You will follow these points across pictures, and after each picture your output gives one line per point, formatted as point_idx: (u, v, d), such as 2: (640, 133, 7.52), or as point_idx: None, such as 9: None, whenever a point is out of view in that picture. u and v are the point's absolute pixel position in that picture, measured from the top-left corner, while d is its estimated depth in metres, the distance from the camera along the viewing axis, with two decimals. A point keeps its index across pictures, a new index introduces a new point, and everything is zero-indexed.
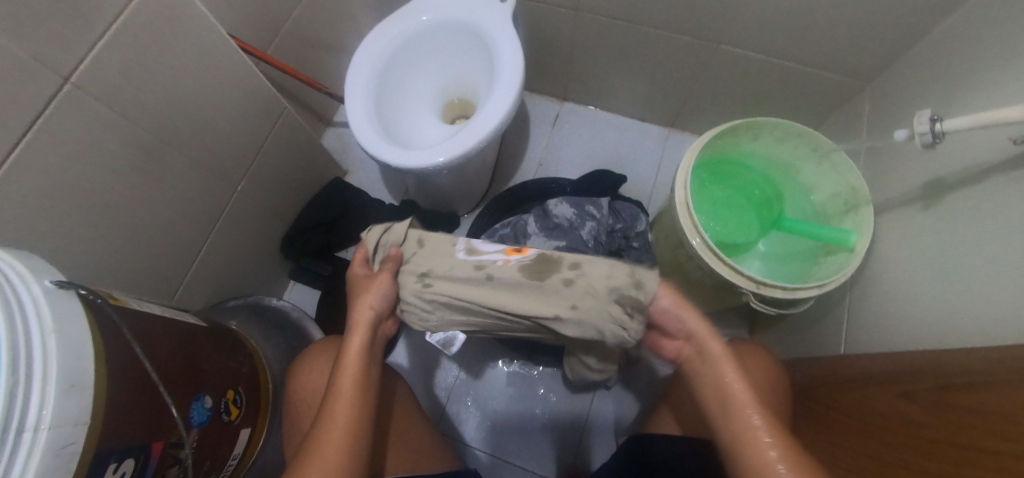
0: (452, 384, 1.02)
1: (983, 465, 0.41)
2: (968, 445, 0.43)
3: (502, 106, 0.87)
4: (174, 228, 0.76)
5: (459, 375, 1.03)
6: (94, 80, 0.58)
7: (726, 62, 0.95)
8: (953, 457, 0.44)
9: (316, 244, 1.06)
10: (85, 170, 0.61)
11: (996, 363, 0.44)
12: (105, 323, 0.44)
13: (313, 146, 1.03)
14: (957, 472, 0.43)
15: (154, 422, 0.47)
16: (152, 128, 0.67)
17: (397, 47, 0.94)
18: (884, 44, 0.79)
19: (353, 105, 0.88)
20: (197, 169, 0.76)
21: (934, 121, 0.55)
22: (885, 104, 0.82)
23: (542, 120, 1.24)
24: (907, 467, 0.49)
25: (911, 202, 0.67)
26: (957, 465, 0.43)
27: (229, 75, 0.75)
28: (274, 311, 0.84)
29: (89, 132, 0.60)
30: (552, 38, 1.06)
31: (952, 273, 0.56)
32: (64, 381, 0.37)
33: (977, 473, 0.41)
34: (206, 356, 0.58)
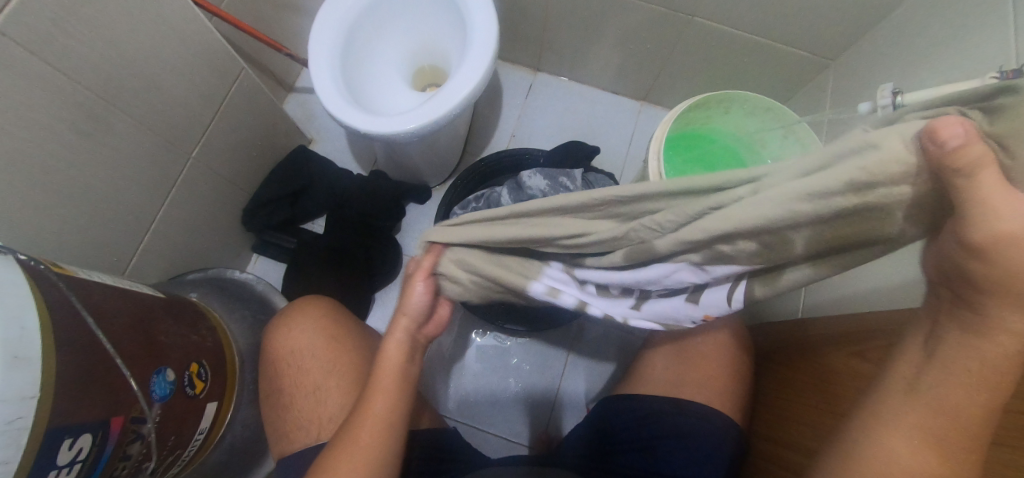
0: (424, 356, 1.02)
1: None
2: None
3: (476, 73, 0.84)
4: (123, 196, 0.71)
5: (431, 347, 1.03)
6: (21, 28, 0.52)
7: (698, 35, 0.95)
8: None
9: (281, 216, 1.02)
10: (16, 131, 0.55)
11: None
12: (51, 291, 0.41)
13: (275, 112, 0.98)
14: None
15: (113, 397, 0.44)
16: (94, 86, 0.62)
17: (363, 7, 0.89)
18: (850, 20, 0.81)
19: (318, 68, 0.84)
20: (145, 132, 0.71)
21: (896, 94, 0.57)
22: (849, 81, 0.85)
23: (515, 90, 1.22)
24: None
25: None
26: None
27: (178, 30, 0.69)
28: (237, 284, 0.80)
29: (17, 87, 0.54)
30: (526, 4, 1.03)
31: None
32: (7, 353, 0.34)
33: None
34: (166, 329, 0.55)
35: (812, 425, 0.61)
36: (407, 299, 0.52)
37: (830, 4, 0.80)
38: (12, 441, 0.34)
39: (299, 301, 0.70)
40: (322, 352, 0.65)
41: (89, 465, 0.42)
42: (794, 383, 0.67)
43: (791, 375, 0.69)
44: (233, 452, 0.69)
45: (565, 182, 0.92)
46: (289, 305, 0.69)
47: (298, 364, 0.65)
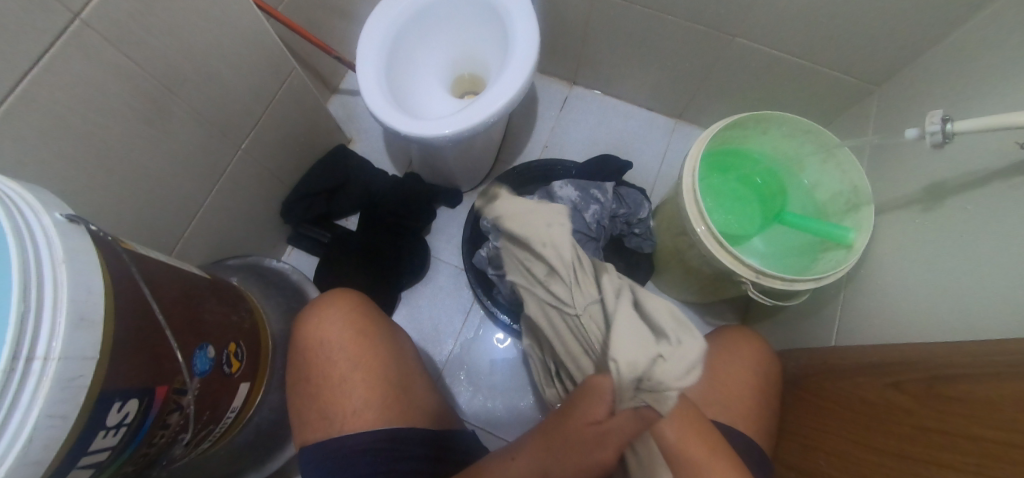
0: (447, 357, 1.05)
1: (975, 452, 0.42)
2: (958, 433, 0.45)
3: (516, 83, 0.86)
4: (177, 182, 0.75)
5: (455, 349, 1.05)
6: (104, 20, 0.56)
7: (740, 55, 0.95)
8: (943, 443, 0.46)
9: (317, 210, 1.05)
10: (89, 115, 0.59)
11: (987, 355, 0.45)
12: (115, 262, 0.44)
13: (319, 111, 1.02)
14: (950, 460, 0.44)
15: (160, 367, 0.47)
16: (160, 76, 0.66)
17: (411, 15, 0.93)
18: (896, 46, 0.80)
19: (364, 71, 0.87)
20: (202, 123, 0.75)
21: (946, 121, 0.56)
22: (893, 107, 0.84)
23: (551, 102, 1.24)
24: (896, 455, 0.51)
25: (912, 203, 0.69)
26: (949, 451, 0.45)
27: (240, 29, 0.73)
28: (273, 273, 0.83)
29: (95, 74, 0.58)
30: (567, 18, 1.05)
31: (949, 272, 0.58)
32: (74, 314, 0.37)
33: (970, 460, 0.43)
34: (210, 308, 0.57)
35: (843, 457, 0.59)
36: (573, 435, 0.44)
37: (877, 30, 0.79)
38: (73, 397, 0.36)
39: (328, 293, 0.71)
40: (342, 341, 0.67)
41: (133, 430, 0.44)
42: (824, 413, 0.65)
43: (821, 404, 0.67)
44: (259, 434, 0.71)
45: (597, 195, 0.93)
46: (318, 297, 0.72)
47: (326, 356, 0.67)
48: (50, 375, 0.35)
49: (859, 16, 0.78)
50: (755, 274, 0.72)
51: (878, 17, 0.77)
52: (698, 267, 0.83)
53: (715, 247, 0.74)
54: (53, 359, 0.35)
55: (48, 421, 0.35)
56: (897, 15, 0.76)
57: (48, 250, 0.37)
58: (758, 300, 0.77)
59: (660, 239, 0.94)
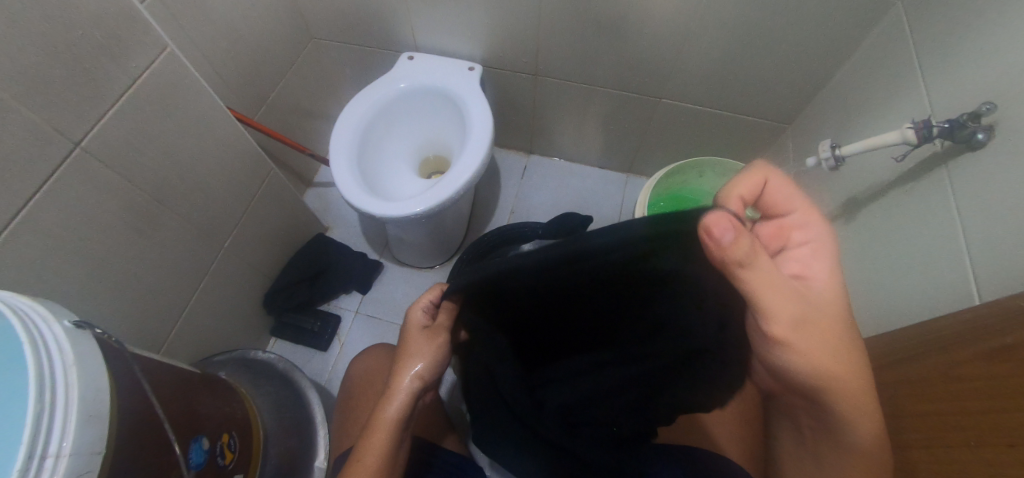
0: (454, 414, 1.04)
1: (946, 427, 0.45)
2: (925, 412, 0.48)
3: (476, 158, 0.96)
4: (164, 283, 0.78)
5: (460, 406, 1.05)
6: (101, 145, 0.63)
7: (669, 112, 1.09)
8: (913, 427, 0.49)
9: (299, 298, 1.09)
10: (83, 228, 0.64)
11: (929, 342, 0.51)
12: (116, 360, 0.47)
13: (297, 204, 1.09)
14: (926, 442, 0.47)
15: (157, 462, 0.48)
16: (150, 190, 0.72)
17: (376, 111, 1.04)
18: (793, 91, 0.94)
19: (336, 163, 0.95)
20: (188, 225, 0.80)
21: (833, 148, 0.65)
22: (801, 140, 0.96)
23: (511, 172, 1.35)
24: (876, 446, 0.53)
25: (833, 219, 0.78)
26: (922, 433, 0.48)
27: (225, 138, 0.82)
28: (261, 362, 0.84)
29: (92, 194, 0.64)
30: (516, 98, 1.19)
31: (876, 273, 0.65)
32: (83, 412, 0.40)
33: (947, 440, 0.45)
34: (203, 402, 0.59)
35: None
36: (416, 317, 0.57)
37: (774, 81, 0.94)
38: None
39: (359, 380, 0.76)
40: (377, 372, 0.78)
41: None
42: None
43: None
44: None
45: None
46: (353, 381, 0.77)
47: (367, 380, 0.78)
48: (62, 471, 0.37)
49: (756, 71, 0.93)
50: None
51: (772, 70, 0.92)
52: None
53: None
54: (64, 456, 0.38)
55: None
56: (785, 68, 0.91)
57: (59, 354, 0.41)
58: None
59: None
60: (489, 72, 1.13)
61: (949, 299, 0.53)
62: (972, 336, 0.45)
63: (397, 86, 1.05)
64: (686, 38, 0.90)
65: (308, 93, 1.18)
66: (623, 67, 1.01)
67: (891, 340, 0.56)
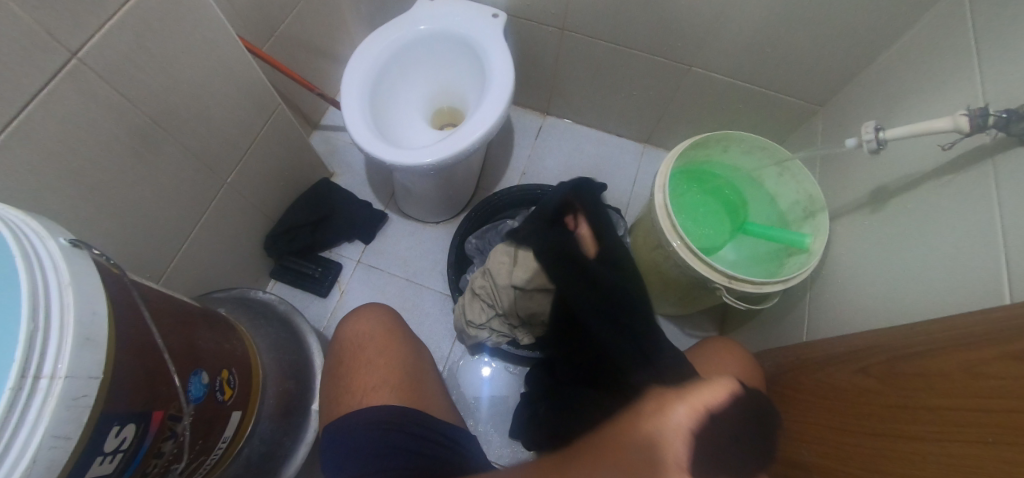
0: (452, 365, 1.06)
1: (958, 422, 0.45)
2: (937, 405, 0.48)
3: (494, 113, 0.92)
4: (163, 214, 0.76)
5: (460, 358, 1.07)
6: (99, 58, 0.59)
7: (697, 82, 1.04)
8: (923, 420, 0.48)
9: (301, 242, 1.07)
10: (78, 147, 0.60)
11: (949, 337, 0.50)
12: (116, 284, 0.45)
13: (303, 145, 1.05)
14: (935, 436, 0.46)
15: (156, 393, 0.47)
16: (151, 112, 0.68)
17: (393, 53, 0.98)
18: (832, 70, 0.90)
19: (348, 105, 0.91)
20: (189, 155, 0.76)
21: (877, 131, 0.63)
22: (834, 123, 0.92)
23: (526, 132, 1.30)
24: (881, 436, 0.53)
25: (859, 207, 0.75)
26: (931, 426, 0.47)
27: (231, 66, 0.77)
28: (261, 303, 0.83)
29: (89, 110, 0.60)
30: (538, 52, 1.13)
31: (900, 264, 0.63)
32: (79, 334, 0.38)
33: (958, 434, 0.44)
34: (203, 336, 0.57)
35: (816, 441, 0.62)
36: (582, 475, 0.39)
37: (814, 57, 0.89)
38: (77, 417, 0.37)
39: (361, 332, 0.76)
40: (370, 336, 0.77)
41: (130, 455, 0.44)
42: (796, 400, 0.68)
43: (795, 396, 0.70)
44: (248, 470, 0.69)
45: None
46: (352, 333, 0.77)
47: (358, 344, 0.76)
48: (56, 393, 0.35)
49: (797, 44, 0.88)
50: (728, 279, 0.77)
51: (814, 45, 0.87)
52: (676, 277, 0.88)
53: (691, 257, 0.79)
54: (59, 378, 0.36)
55: (53, 440, 0.35)
56: (828, 44, 0.86)
57: (53, 270, 0.39)
58: (733, 304, 0.81)
59: (638, 254, 0.97)
60: (513, 22, 1.07)
61: (978, 297, 0.52)
62: (1001, 334, 0.44)
63: (416, 28, 0.99)
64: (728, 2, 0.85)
65: (320, 27, 1.12)
66: (655, 28, 0.95)
67: (910, 334, 0.55)
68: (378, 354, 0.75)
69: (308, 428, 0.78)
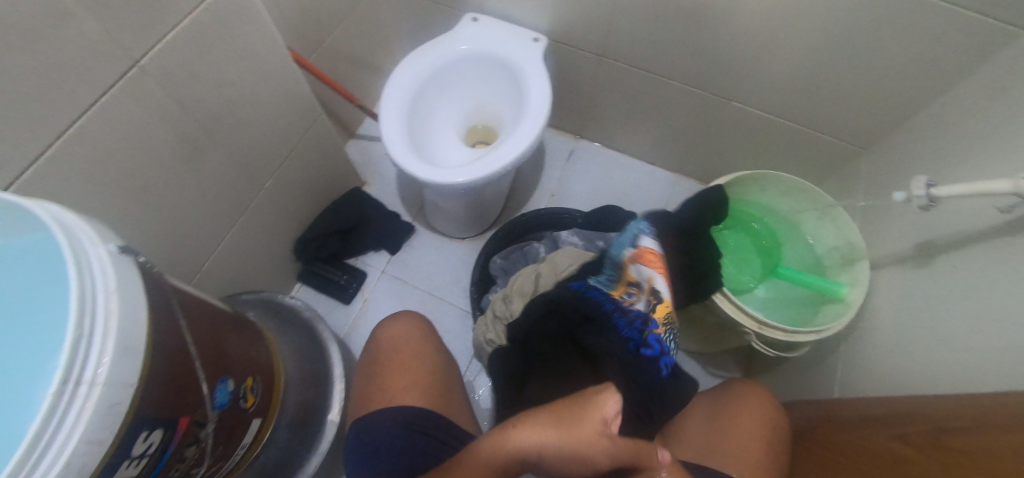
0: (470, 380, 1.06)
1: None
2: None
3: (528, 136, 0.92)
4: (201, 215, 0.78)
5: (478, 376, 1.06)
6: (157, 67, 0.61)
7: (736, 115, 1.02)
8: None
9: (329, 249, 1.08)
10: (130, 150, 0.63)
11: (995, 412, 0.47)
12: (156, 289, 0.46)
13: (339, 154, 1.07)
14: None
15: (184, 399, 0.48)
16: (200, 119, 0.70)
17: (433, 71, 1.00)
18: (879, 115, 0.87)
19: (386, 120, 0.92)
20: (232, 160, 0.79)
21: (929, 187, 0.60)
22: (878, 168, 0.89)
23: (557, 154, 1.30)
24: None
25: (902, 260, 0.72)
26: None
27: (278, 77, 0.79)
28: (287, 308, 0.84)
29: (144, 116, 0.63)
30: (575, 77, 1.13)
31: (944, 327, 0.60)
32: (120, 342, 0.39)
33: None
34: (232, 343, 0.59)
35: None
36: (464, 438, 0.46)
37: (860, 103, 0.87)
38: (110, 424, 0.38)
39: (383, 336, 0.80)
40: (401, 341, 0.78)
41: (153, 461, 0.45)
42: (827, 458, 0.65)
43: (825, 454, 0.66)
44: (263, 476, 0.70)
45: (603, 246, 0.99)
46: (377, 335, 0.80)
47: (390, 346, 0.78)
48: (94, 400, 0.36)
49: (844, 87, 0.86)
50: (758, 324, 0.75)
51: (862, 90, 0.84)
52: (702, 316, 0.86)
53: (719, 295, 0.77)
54: (97, 384, 0.37)
55: (86, 446, 0.36)
56: (876, 90, 0.83)
57: (102, 276, 0.40)
58: (761, 350, 0.79)
59: None
60: (552, 46, 1.07)
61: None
62: None
63: (457, 48, 1.01)
64: (776, 40, 0.83)
65: (364, 41, 1.14)
66: (697, 60, 0.94)
67: (953, 405, 0.52)
68: (408, 359, 0.76)
69: (324, 437, 0.78)
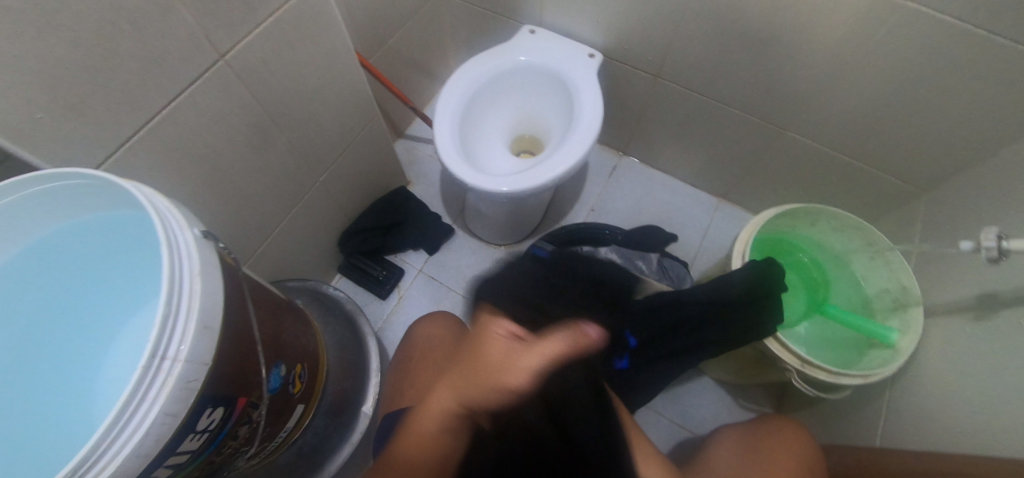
0: None
1: None
2: None
3: (578, 151, 0.93)
4: (262, 202, 0.81)
5: None
6: (240, 61, 0.65)
7: (789, 145, 1.01)
8: None
9: (372, 244, 1.11)
10: (208, 137, 0.66)
11: None
12: (230, 274, 0.49)
13: (389, 153, 1.10)
14: None
15: (244, 380, 0.50)
16: (271, 112, 0.74)
17: (488, 79, 1.02)
18: (943, 158, 0.85)
19: (440, 124, 0.95)
20: (294, 152, 0.82)
21: (1000, 239, 0.58)
22: (937, 212, 0.87)
23: (600, 169, 1.31)
24: None
25: (960, 311, 0.70)
26: None
27: (344, 76, 0.82)
28: (331, 298, 0.87)
29: (224, 105, 0.66)
30: (627, 94, 1.13)
31: (1004, 385, 0.58)
32: (201, 323, 0.41)
33: None
34: (287, 329, 0.61)
35: None
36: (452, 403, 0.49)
37: (924, 144, 0.84)
38: (185, 399, 0.40)
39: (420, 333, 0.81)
40: (438, 343, 0.79)
41: (213, 435, 0.47)
42: None
43: None
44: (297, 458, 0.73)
45: (641, 266, 0.98)
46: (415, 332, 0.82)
47: (427, 344, 0.79)
48: (175, 375, 0.39)
49: (908, 127, 0.83)
50: (801, 362, 0.73)
51: (927, 130, 0.82)
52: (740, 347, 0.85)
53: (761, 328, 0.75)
54: (179, 361, 0.39)
55: (164, 418, 0.38)
56: (942, 132, 0.81)
57: (189, 259, 0.42)
58: (800, 388, 0.77)
59: None
60: (607, 63, 1.08)
61: None
62: None
63: (514, 58, 1.03)
64: (840, 73, 0.82)
65: (422, 45, 1.18)
66: (754, 87, 0.93)
67: (1012, 469, 0.50)
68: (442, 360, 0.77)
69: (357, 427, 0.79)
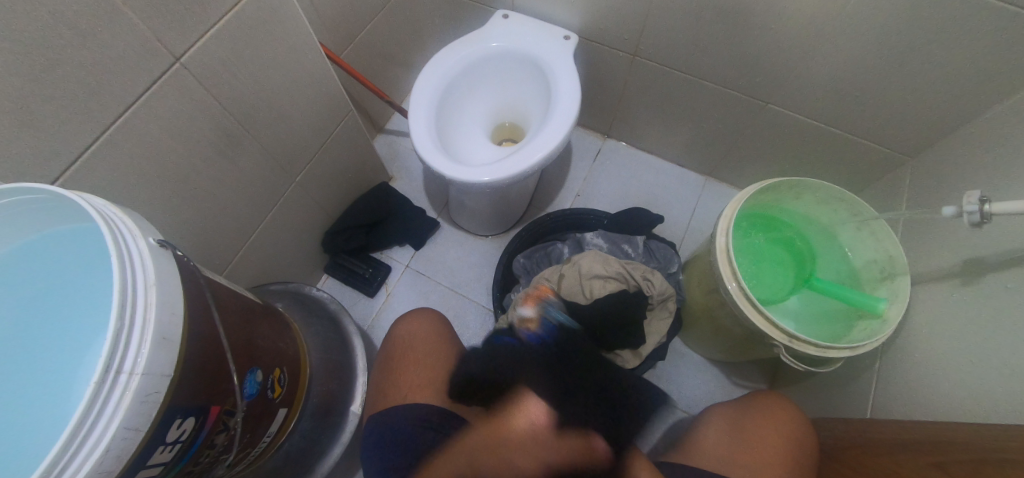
0: None
1: None
2: None
3: (556, 136, 0.91)
4: (236, 207, 0.80)
5: None
6: (198, 63, 0.63)
7: (772, 118, 0.99)
8: None
9: (357, 242, 1.10)
10: (171, 143, 0.65)
11: None
12: (191, 282, 0.48)
13: (368, 149, 1.08)
14: None
15: (215, 388, 0.49)
16: (237, 115, 0.72)
17: (462, 68, 1.00)
18: (927, 122, 0.83)
19: (415, 117, 0.93)
20: (266, 154, 0.81)
21: (982, 202, 0.57)
22: (923, 179, 0.85)
23: (585, 154, 1.29)
24: None
25: (947, 277, 0.69)
26: None
27: (312, 73, 0.81)
28: (313, 299, 0.86)
29: (185, 110, 0.64)
30: (606, 76, 1.11)
31: (993, 351, 0.57)
32: (158, 334, 0.40)
33: None
34: (262, 334, 0.60)
35: None
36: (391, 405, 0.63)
37: (908, 109, 0.83)
38: (147, 412, 0.39)
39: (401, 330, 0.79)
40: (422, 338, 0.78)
41: (187, 446, 0.47)
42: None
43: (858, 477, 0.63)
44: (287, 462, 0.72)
45: (627, 249, 0.98)
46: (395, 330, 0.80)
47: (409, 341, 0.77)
48: (133, 388, 0.38)
49: (890, 93, 0.82)
50: (788, 338, 0.72)
51: (910, 95, 0.80)
52: (728, 326, 0.84)
53: (747, 305, 0.74)
54: (135, 374, 0.38)
55: (124, 433, 0.38)
56: (926, 96, 0.79)
57: (142, 269, 0.41)
58: (789, 363, 0.76)
59: (690, 295, 0.93)
60: (584, 44, 1.06)
61: None
62: None
63: (487, 45, 1.01)
64: (819, 42, 0.80)
65: (396, 36, 1.15)
66: (733, 61, 0.91)
67: (1000, 436, 0.50)
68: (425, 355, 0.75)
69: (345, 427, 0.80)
